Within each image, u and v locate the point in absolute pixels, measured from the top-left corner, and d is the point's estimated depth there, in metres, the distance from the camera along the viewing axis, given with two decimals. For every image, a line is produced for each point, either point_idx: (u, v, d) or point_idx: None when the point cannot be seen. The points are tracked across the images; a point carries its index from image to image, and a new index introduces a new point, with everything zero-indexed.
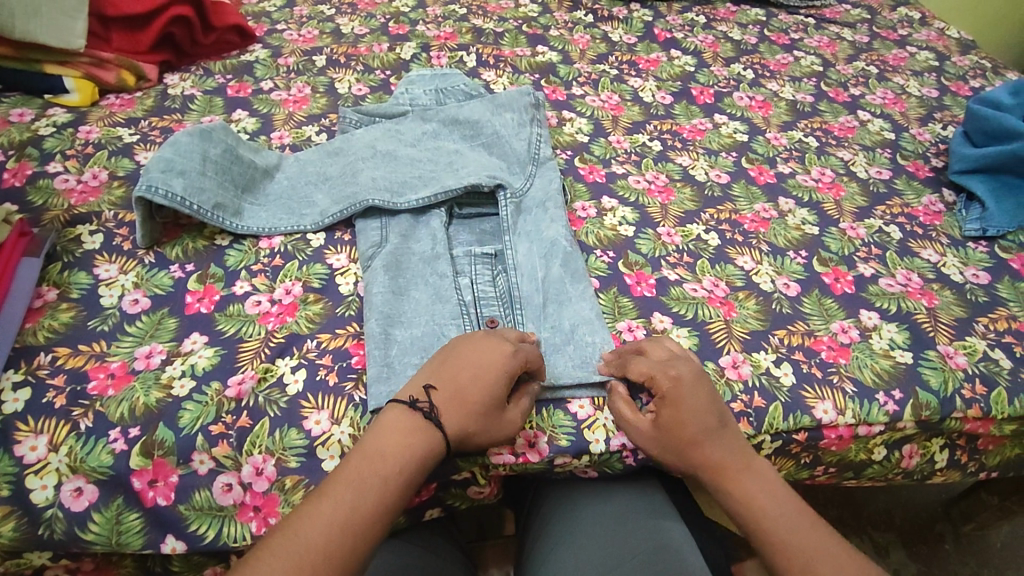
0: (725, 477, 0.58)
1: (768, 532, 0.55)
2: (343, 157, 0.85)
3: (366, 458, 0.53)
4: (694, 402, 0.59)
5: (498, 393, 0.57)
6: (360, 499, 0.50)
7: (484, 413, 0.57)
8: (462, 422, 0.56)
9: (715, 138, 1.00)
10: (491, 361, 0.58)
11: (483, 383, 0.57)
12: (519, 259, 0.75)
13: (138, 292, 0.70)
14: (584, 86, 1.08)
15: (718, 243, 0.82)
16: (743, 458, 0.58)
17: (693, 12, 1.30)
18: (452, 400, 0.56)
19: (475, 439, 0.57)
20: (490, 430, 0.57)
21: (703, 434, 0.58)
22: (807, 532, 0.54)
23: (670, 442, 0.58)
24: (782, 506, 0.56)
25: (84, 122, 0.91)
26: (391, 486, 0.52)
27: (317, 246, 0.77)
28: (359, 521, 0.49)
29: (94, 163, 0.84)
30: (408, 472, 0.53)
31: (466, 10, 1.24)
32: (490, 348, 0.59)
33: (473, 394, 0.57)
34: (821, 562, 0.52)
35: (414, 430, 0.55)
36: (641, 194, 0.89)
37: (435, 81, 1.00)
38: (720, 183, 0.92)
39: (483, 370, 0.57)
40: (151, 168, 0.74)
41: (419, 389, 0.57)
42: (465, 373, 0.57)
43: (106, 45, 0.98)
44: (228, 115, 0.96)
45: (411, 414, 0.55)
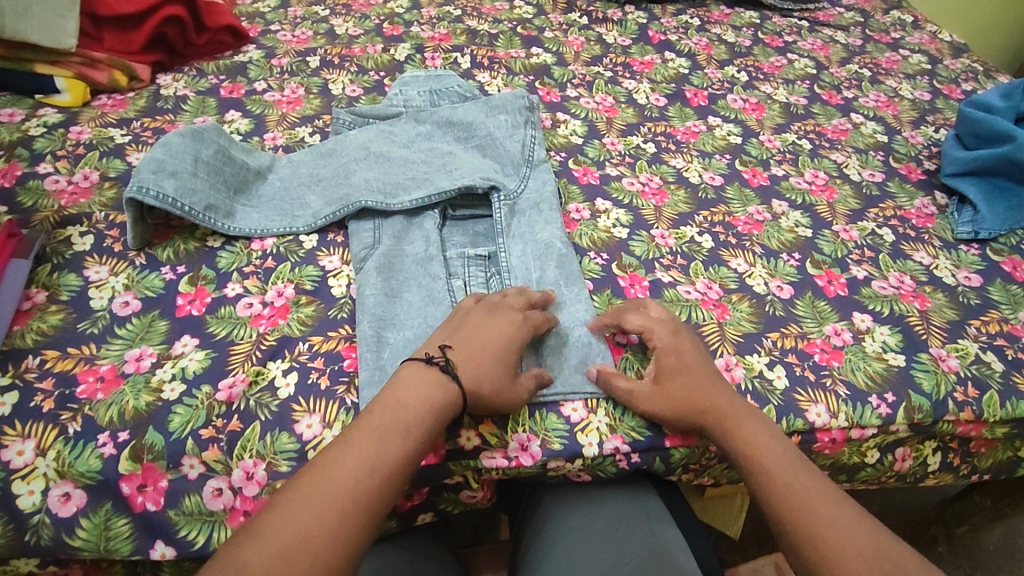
0: (730, 424, 0.59)
1: (769, 475, 0.56)
2: (336, 158, 0.85)
3: (393, 412, 0.54)
4: (693, 355, 0.63)
5: (510, 353, 0.60)
6: (378, 458, 0.51)
7: (497, 369, 0.58)
8: (478, 376, 0.57)
9: (709, 140, 1.00)
10: (505, 324, 0.61)
11: (497, 341, 0.59)
12: (513, 263, 0.75)
13: (128, 294, 0.69)
14: (579, 88, 1.08)
15: (711, 245, 0.82)
16: (745, 407, 0.60)
17: (687, 14, 1.30)
18: (468, 356, 0.58)
19: (489, 396, 0.58)
20: (504, 388, 0.58)
21: (708, 384, 0.61)
22: (805, 476, 0.56)
23: (675, 392, 0.60)
24: (783, 453, 0.58)
25: (75, 123, 0.90)
26: (415, 442, 0.53)
27: (310, 248, 0.77)
28: (385, 473, 0.51)
29: (85, 164, 0.84)
30: (427, 426, 0.54)
31: (461, 12, 1.24)
32: (501, 311, 0.62)
33: (488, 350, 0.59)
34: (819, 502, 0.54)
35: (430, 386, 0.56)
36: (634, 196, 0.89)
37: (429, 83, 1.00)
38: (714, 185, 0.92)
39: (495, 329, 0.60)
40: (144, 167, 0.73)
41: (434, 348, 0.59)
42: (480, 335, 0.60)
43: (98, 45, 0.97)
44: (221, 116, 0.96)
45: (426, 369, 0.57)
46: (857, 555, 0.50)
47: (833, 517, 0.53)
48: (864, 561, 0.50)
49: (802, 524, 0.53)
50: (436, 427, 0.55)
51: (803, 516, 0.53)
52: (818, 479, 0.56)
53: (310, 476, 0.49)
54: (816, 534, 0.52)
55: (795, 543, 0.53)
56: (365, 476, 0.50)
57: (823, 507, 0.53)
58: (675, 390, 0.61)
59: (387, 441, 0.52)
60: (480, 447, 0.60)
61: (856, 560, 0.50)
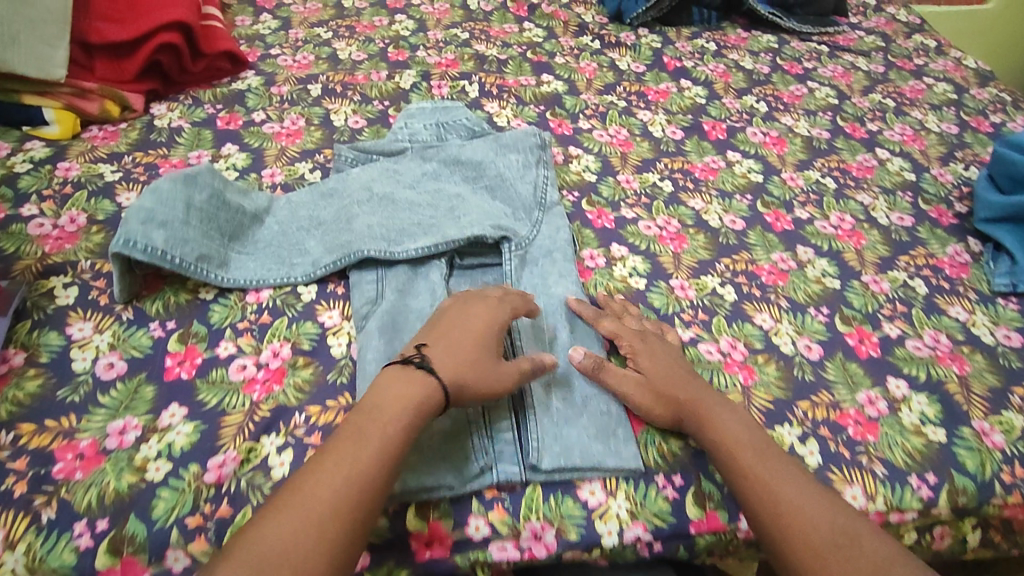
0: (703, 415, 0.61)
1: (736, 460, 0.57)
2: (337, 200, 0.81)
3: (370, 414, 0.52)
4: (669, 354, 0.66)
5: (487, 338, 0.60)
6: (357, 463, 0.49)
7: (477, 359, 0.58)
8: (459, 367, 0.57)
9: (729, 178, 0.95)
10: (477, 315, 0.62)
11: (473, 333, 0.60)
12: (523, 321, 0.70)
13: (113, 355, 0.65)
14: (592, 119, 1.03)
15: (734, 298, 0.78)
16: (717, 398, 0.62)
17: (703, 38, 1.25)
18: (446, 351, 0.58)
19: (473, 386, 0.57)
20: (487, 377, 0.58)
21: (682, 380, 0.63)
22: (773, 461, 0.57)
23: (653, 386, 0.63)
24: (751, 439, 0.59)
25: (63, 158, 0.85)
26: (394, 443, 0.51)
27: (309, 300, 0.72)
28: (363, 480, 0.49)
29: (72, 205, 0.79)
30: (408, 422, 0.53)
31: (469, 35, 1.20)
32: (476, 306, 0.63)
33: (465, 343, 0.59)
34: (780, 482, 0.55)
35: (407, 380, 0.55)
36: (651, 241, 0.85)
37: (437, 115, 0.95)
38: (735, 230, 0.87)
39: (470, 324, 0.61)
40: (129, 218, 0.68)
41: (410, 349, 0.59)
42: (453, 328, 0.60)
43: (90, 74, 0.92)
44: (217, 150, 0.91)
45: (402, 370, 0.56)
46: (820, 530, 0.52)
47: (795, 495, 0.54)
48: (825, 536, 0.51)
49: (769, 504, 0.54)
50: (419, 423, 0.53)
51: (767, 496, 0.54)
52: (782, 461, 0.57)
53: (288, 490, 0.47)
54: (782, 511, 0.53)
55: (761, 521, 0.54)
56: (344, 484, 0.48)
57: (786, 487, 0.55)
58: (656, 388, 0.63)
59: (364, 444, 0.50)
60: (490, 537, 0.56)
61: (820, 534, 0.51)
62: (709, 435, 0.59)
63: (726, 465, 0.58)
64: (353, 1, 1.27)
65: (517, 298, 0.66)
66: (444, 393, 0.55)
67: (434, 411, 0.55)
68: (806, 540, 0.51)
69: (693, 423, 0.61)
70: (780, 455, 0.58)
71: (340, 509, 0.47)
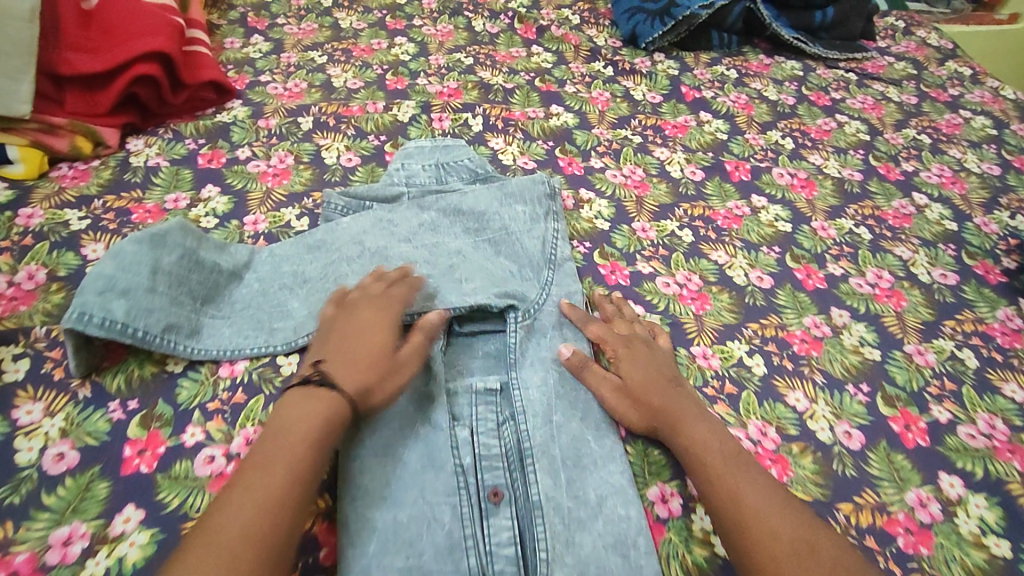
0: (676, 423, 0.61)
1: (706, 467, 0.57)
2: (325, 253, 0.73)
3: (275, 441, 0.52)
4: (653, 361, 0.66)
5: (382, 340, 0.61)
6: (266, 489, 0.48)
7: (378, 362, 0.59)
8: (362, 375, 0.58)
9: (755, 227, 0.87)
10: (367, 321, 0.62)
11: (367, 340, 0.61)
12: (529, 402, 0.63)
13: (64, 443, 0.58)
14: (605, 157, 0.95)
15: (764, 372, 0.71)
16: (693, 406, 0.62)
17: (723, 65, 1.17)
18: (345, 364, 0.58)
19: (381, 390, 0.59)
20: (390, 379, 0.59)
21: (660, 387, 0.64)
22: (741, 467, 0.57)
23: (631, 392, 0.63)
24: (723, 447, 0.58)
25: (25, 203, 0.78)
26: (302, 463, 0.51)
27: (289, 374, 0.65)
28: (274, 504, 0.48)
29: (31, 259, 0.72)
30: (315, 440, 0.52)
31: (473, 60, 1.12)
32: (362, 313, 0.63)
33: (361, 353, 0.60)
34: (745, 487, 0.55)
35: (310, 399, 0.55)
36: (671, 300, 0.77)
37: (437, 154, 0.88)
38: (762, 288, 0.80)
39: (362, 331, 0.61)
40: (85, 287, 0.62)
41: (306, 368, 0.58)
42: (346, 340, 0.61)
43: (60, 109, 0.85)
44: (196, 192, 0.84)
45: (305, 392, 0.55)
46: (780, 540, 0.51)
47: (761, 503, 0.54)
48: (785, 546, 0.51)
49: (732, 512, 0.53)
50: (327, 439, 0.53)
51: (730, 503, 0.54)
52: (752, 469, 0.57)
53: (197, 533, 0.46)
54: (745, 519, 0.53)
55: (725, 528, 0.53)
56: (253, 512, 0.47)
57: (752, 494, 0.54)
58: (632, 395, 0.63)
59: (272, 470, 0.50)
60: None
61: (780, 543, 0.51)
62: (682, 443, 0.59)
63: (695, 473, 0.58)
64: (350, 22, 1.20)
65: (401, 291, 0.67)
66: (353, 401, 0.56)
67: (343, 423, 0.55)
68: (766, 549, 0.51)
69: (668, 431, 0.61)
70: (751, 464, 0.57)
71: (250, 536, 0.46)
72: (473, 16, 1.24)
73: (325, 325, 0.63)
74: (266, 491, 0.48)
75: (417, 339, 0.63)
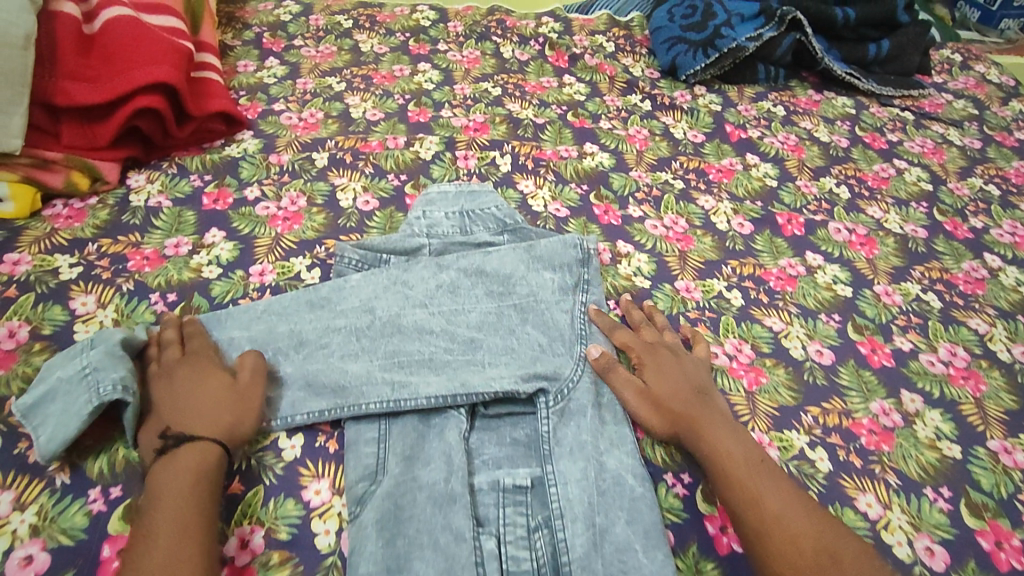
0: (699, 431, 0.60)
1: (729, 474, 0.57)
2: (332, 316, 0.66)
3: (146, 512, 0.49)
4: (678, 367, 0.65)
5: (214, 376, 0.58)
6: (156, 549, 0.46)
7: (225, 399, 0.57)
8: (216, 419, 0.55)
9: (811, 290, 0.79)
10: (188, 369, 0.58)
11: (200, 384, 0.57)
12: (565, 504, 0.55)
13: (35, 543, 0.51)
14: (644, 205, 0.87)
15: (829, 468, 0.62)
16: (716, 413, 0.61)
17: (769, 100, 1.09)
18: (191, 417, 0.55)
19: (243, 421, 0.57)
20: (246, 406, 0.57)
21: (684, 395, 0.63)
22: (763, 474, 0.56)
23: (655, 398, 0.62)
24: (746, 455, 0.58)
25: (13, 247, 0.72)
26: (186, 511, 0.49)
27: (292, 459, 0.58)
28: (169, 560, 0.46)
29: (14, 314, 0.65)
30: (189, 491, 0.50)
31: (501, 90, 1.05)
32: (179, 367, 0.59)
33: (202, 398, 0.56)
34: (768, 494, 0.55)
35: (169, 465, 0.52)
36: (721, 373, 0.69)
37: (461, 201, 0.81)
38: (822, 364, 0.72)
39: (188, 380, 0.58)
40: (105, 363, 0.57)
41: (155, 440, 0.54)
42: (181, 395, 0.56)
43: (56, 142, 0.79)
44: (200, 237, 0.76)
45: (162, 461, 0.52)
46: (801, 552, 0.51)
47: (785, 512, 0.53)
48: (806, 559, 0.50)
49: (755, 523, 0.53)
50: (206, 487, 0.51)
51: (753, 512, 0.54)
52: (775, 478, 0.56)
53: None
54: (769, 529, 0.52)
55: (749, 536, 0.53)
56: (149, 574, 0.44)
57: (776, 503, 0.54)
58: (651, 401, 0.62)
59: (148, 538, 0.47)
60: None
61: (803, 556, 0.50)
62: (704, 450, 0.59)
63: (717, 481, 0.57)
64: (371, 46, 1.13)
65: (197, 340, 0.62)
66: (220, 442, 0.54)
67: (216, 463, 0.53)
68: (787, 561, 0.50)
69: (690, 437, 0.60)
70: (775, 474, 0.57)
71: None
72: (502, 42, 1.17)
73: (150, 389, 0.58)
74: (154, 552, 0.46)
75: (247, 361, 0.60)
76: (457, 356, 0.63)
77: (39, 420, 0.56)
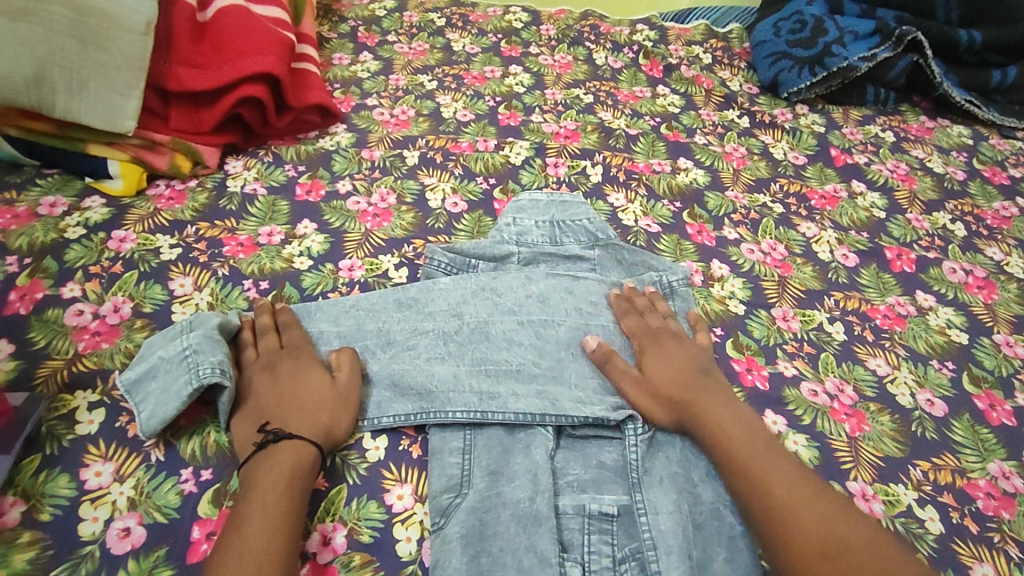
0: (700, 418, 0.57)
1: (731, 458, 0.54)
2: (419, 316, 0.65)
3: (243, 503, 0.49)
4: (679, 354, 0.62)
5: (312, 375, 0.58)
6: (250, 541, 0.47)
7: (323, 398, 0.57)
8: (314, 421, 0.55)
9: (922, 333, 0.73)
10: (288, 366, 0.59)
11: (299, 382, 0.57)
12: (660, 531, 0.52)
13: (131, 516, 0.51)
14: (740, 227, 0.83)
15: (941, 531, 0.57)
16: (713, 395, 0.59)
17: (877, 124, 1.02)
18: (291, 415, 0.55)
19: (338, 423, 0.56)
20: (343, 408, 0.57)
21: (684, 378, 0.60)
22: (765, 454, 0.54)
23: (656, 386, 0.60)
24: (743, 434, 0.56)
25: (120, 225, 0.74)
26: (279, 507, 0.49)
27: (376, 461, 0.57)
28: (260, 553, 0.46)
29: (119, 289, 0.67)
30: (285, 487, 0.50)
31: (593, 98, 1.03)
32: (280, 361, 0.59)
33: (301, 397, 0.56)
34: (773, 475, 0.53)
35: (269, 459, 0.52)
36: (821, 414, 0.64)
37: (552, 210, 0.79)
38: (933, 415, 0.66)
39: (289, 377, 0.58)
40: (201, 348, 0.58)
41: (255, 434, 0.55)
42: (282, 392, 0.57)
43: (164, 125, 0.81)
44: (292, 227, 0.77)
45: (263, 453, 0.53)
46: (807, 535, 0.49)
47: (792, 497, 0.51)
48: (814, 546, 0.48)
49: (762, 509, 0.51)
50: (299, 486, 0.51)
51: (762, 508, 0.51)
52: (779, 458, 0.54)
53: None
54: (777, 525, 0.50)
55: (755, 522, 0.51)
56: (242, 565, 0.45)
57: (782, 486, 0.52)
58: (657, 389, 0.59)
59: (241, 528, 0.48)
60: None
61: (817, 559, 0.48)
62: (705, 434, 0.56)
63: (719, 464, 0.55)
64: (463, 45, 1.13)
65: (293, 331, 0.62)
66: (317, 443, 0.54)
67: (312, 461, 0.53)
68: (793, 544, 0.49)
69: (691, 422, 0.57)
70: (777, 452, 0.55)
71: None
72: (595, 48, 1.14)
73: (252, 379, 0.58)
74: (250, 542, 0.46)
75: (344, 361, 0.60)
76: (545, 373, 0.61)
77: (140, 396, 0.57)
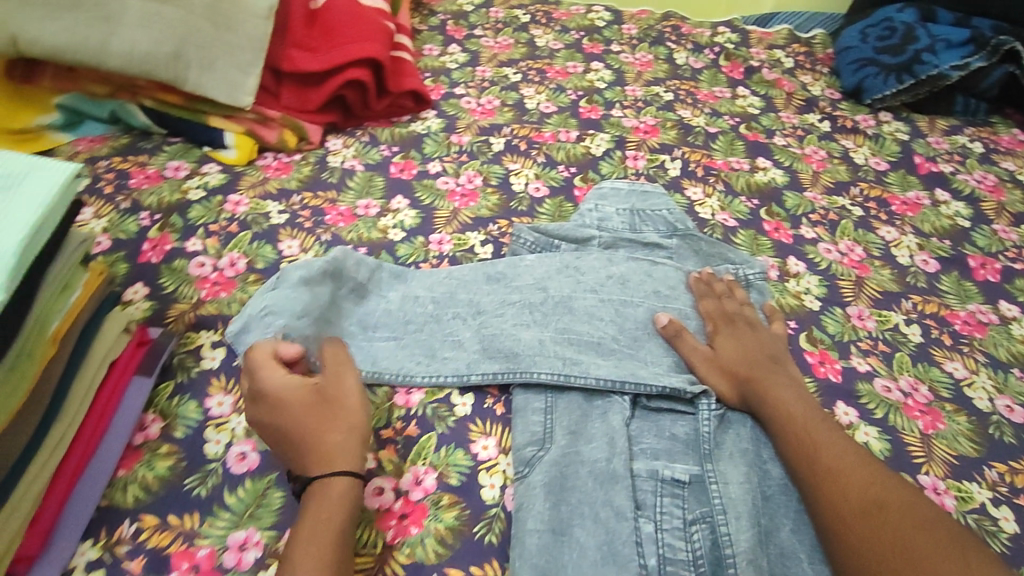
0: (762, 395, 0.59)
1: (787, 428, 0.57)
2: (506, 288, 0.69)
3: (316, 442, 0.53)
4: (753, 340, 0.64)
5: (303, 406, 0.53)
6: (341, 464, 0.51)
7: (329, 423, 0.53)
8: (333, 445, 0.52)
9: (1004, 341, 0.72)
10: (277, 414, 0.53)
11: (298, 418, 0.53)
12: (730, 498, 0.54)
13: (247, 443, 0.58)
14: (817, 227, 0.84)
15: (1015, 531, 0.57)
16: (779, 377, 0.61)
17: (965, 135, 1.01)
18: (312, 454, 0.51)
19: (358, 428, 0.53)
20: (351, 422, 0.53)
21: (753, 360, 0.62)
22: (822, 428, 0.56)
23: (724, 364, 0.62)
24: (804, 410, 0.58)
25: (235, 190, 0.81)
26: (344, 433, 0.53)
27: (463, 415, 0.61)
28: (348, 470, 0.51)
29: (235, 246, 0.74)
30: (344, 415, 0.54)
31: (673, 96, 1.05)
32: (267, 411, 0.53)
33: (306, 428, 0.52)
34: (823, 445, 0.54)
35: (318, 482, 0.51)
36: (894, 410, 0.65)
37: (632, 200, 0.82)
38: (1012, 421, 0.65)
39: (285, 419, 0.53)
40: (281, 306, 0.62)
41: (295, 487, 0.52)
42: (290, 438, 0.52)
43: (275, 101, 0.89)
44: (387, 201, 0.83)
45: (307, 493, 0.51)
46: (847, 497, 0.50)
47: (839, 464, 0.53)
48: (852, 507, 0.50)
49: (808, 473, 0.53)
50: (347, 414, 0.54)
51: (807, 471, 0.53)
52: (833, 432, 0.56)
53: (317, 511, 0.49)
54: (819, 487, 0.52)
55: (802, 485, 0.53)
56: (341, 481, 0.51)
57: (832, 455, 0.54)
58: (722, 369, 0.62)
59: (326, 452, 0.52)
60: None
61: (855, 520, 0.49)
62: (766, 408, 0.59)
63: (775, 434, 0.57)
64: (547, 41, 1.17)
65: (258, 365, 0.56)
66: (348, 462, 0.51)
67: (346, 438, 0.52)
68: (834, 504, 0.50)
69: (755, 400, 0.60)
70: (835, 428, 0.57)
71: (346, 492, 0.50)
72: (676, 48, 1.16)
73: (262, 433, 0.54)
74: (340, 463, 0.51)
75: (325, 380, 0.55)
76: (624, 348, 0.64)
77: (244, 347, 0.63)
